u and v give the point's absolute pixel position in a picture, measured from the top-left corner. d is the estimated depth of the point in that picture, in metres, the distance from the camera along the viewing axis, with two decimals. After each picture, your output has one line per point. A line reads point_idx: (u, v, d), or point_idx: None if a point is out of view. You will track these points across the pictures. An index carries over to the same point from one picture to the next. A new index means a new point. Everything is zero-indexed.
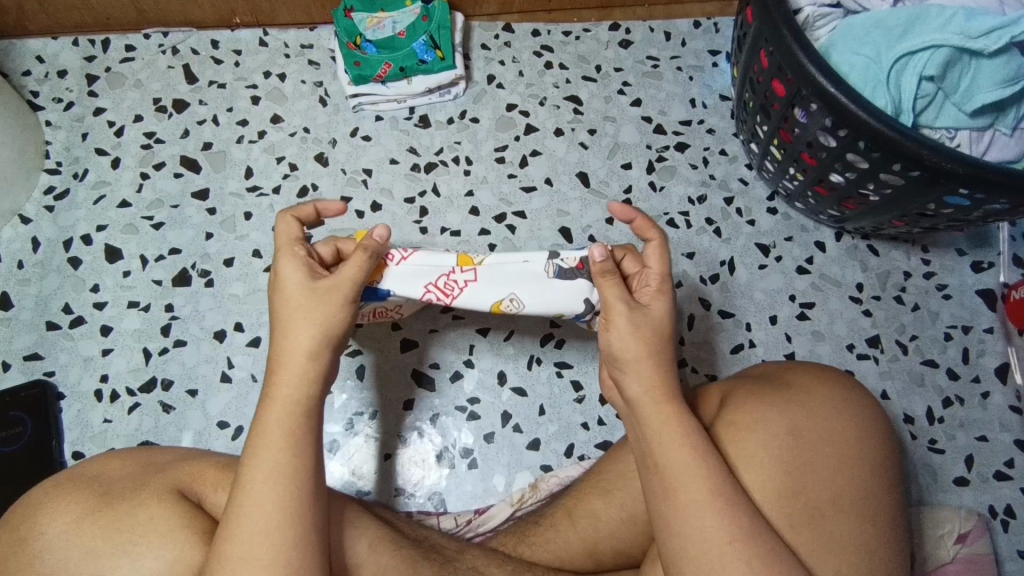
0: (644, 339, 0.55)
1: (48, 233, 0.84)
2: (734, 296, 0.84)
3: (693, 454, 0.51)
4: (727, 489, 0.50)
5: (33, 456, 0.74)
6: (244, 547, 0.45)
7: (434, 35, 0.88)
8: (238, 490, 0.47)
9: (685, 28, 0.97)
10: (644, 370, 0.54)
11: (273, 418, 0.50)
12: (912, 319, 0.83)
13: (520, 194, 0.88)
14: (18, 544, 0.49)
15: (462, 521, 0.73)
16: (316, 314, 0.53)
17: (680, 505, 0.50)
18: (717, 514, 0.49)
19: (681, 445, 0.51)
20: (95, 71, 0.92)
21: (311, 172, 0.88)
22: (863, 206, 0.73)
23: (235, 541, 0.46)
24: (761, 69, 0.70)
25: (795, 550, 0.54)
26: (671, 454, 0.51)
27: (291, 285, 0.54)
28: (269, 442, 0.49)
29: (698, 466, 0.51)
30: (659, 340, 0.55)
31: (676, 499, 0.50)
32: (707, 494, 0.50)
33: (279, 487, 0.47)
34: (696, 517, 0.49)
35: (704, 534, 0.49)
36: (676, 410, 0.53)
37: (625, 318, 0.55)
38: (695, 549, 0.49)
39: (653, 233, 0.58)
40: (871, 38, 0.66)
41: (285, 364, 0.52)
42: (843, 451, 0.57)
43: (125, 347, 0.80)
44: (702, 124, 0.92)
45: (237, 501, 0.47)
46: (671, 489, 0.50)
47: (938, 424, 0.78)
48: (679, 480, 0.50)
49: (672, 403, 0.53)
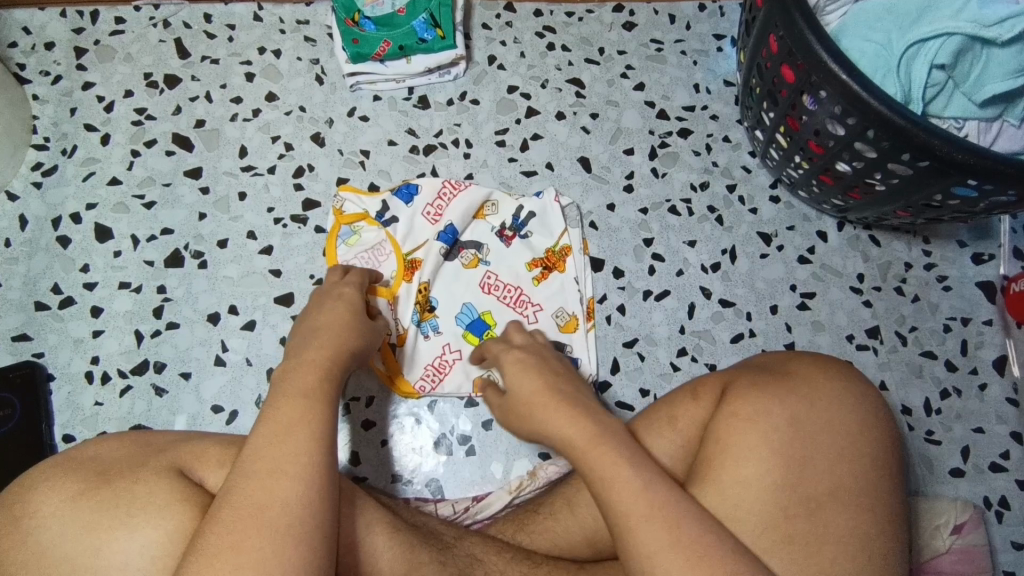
0: (534, 387, 0.59)
1: (36, 211, 0.82)
2: (735, 285, 0.83)
3: (631, 473, 0.51)
4: (665, 497, 0.49)
5: (22, 439, 0.72)
6: (239, 514, 0.44)
7: (435, 13, 0.85)
8: (252, 450, 0.47)
9: (689, 11, 0.96)
10: (542, 404, 0.57)
11: (290, 390, 0.51)
12: (913, 310, 0.82)
13: (521, 178, 0.87)
14: (11, 522, 0.48)
15: (460, 508, 0.72)
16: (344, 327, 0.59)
17: (628, 513, 0.49)
18: (665, 519, 0.48)
19: (615, 459, 0.51)
20: (84, 44, 0.89)
21: (307, 152, 0.86)
22: (867, 196, 0.72)
23: (234, 507, 0.44)
24: (771, 54, 0.69)
25: (787, 546, 0.55)
26: (605, 477, 0.51)
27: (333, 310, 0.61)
28: (289, 399, 0.50)
29: (628, 483, 0.50)
30: (551, 383, 0.59)
31: (620, 510, 0.49)
32: (640, 507, 0.49)
33: (294, 444, 0.47)
34: (643, 519, 0.48)
35: (653, 539, 0.48)
36: (604, 440, 0.53)
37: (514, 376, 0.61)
38: (655, 551, 0.47)
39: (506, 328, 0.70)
40: (882, 24, 0.65)
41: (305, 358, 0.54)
42: (844, 442, 0.57)
43: (116, 329, 0.78)
44: (706, 110, 0.91)
45: (250, 456, 0.46)
46: (614, 499, 0.50)
47: (936, 415, 0.79)
48: (620, 497, 0.50)
49: (598, 431, 0.53)
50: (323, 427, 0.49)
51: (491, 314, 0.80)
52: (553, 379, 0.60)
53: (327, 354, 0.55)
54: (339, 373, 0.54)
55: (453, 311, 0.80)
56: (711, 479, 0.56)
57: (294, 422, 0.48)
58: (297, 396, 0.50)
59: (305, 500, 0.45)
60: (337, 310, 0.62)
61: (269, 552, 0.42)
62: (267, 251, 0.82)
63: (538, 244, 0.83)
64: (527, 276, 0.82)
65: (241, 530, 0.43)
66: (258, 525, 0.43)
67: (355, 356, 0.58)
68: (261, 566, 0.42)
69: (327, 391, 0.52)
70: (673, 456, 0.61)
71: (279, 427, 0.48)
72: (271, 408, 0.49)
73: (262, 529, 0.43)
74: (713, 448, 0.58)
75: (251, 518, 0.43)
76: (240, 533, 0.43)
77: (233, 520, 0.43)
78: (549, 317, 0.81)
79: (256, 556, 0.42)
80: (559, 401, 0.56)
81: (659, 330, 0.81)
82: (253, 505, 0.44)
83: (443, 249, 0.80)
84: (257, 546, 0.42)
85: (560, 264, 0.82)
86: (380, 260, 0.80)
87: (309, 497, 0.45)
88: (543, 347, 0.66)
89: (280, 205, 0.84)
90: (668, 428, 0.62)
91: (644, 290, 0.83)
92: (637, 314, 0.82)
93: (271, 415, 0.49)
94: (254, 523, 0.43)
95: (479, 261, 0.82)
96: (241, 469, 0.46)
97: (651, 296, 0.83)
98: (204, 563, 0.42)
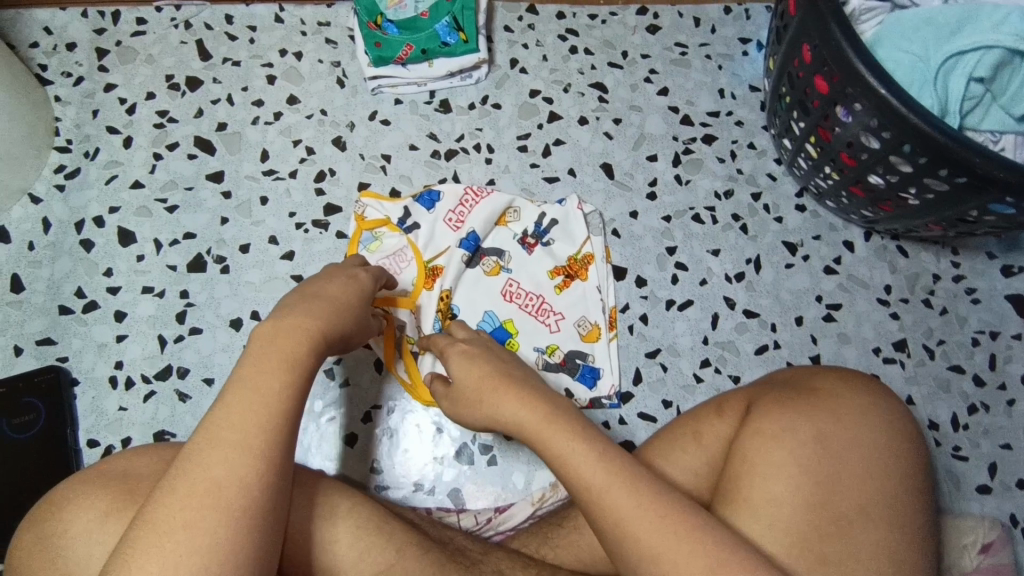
0: (481, 375, 0.61)
1: (59, 214, 0.82)
2: (760, 295, 0.82)
3: (589, 451, 0.50)
4: (632, 472, 0.49)
5: (47, 444, 0.72)
6: (198, 492, 0.42)
7: (458, 16, 0.85)
8: (219, 422, 0.45)
9: (715, 14, 0.94)
10: (497, 392, 0.59)
11: (267, 364, 0.48)
12: (940, 323, 0.81)
13: (543, 184, 0.86)
14: (44, 542, 0.49)
15: (482, 519, 0.72)
16: (347, 306, 0.59)
17: (609, 502, 0.48)
18: (627, 488, 0.48)
19: (586, 445, 0.51)
20: (105, 45, 0.89)
21: (329, 156, 0.86)
22: (899, 209, 0.70)
23: (193, 482, 0.42)
24: (803, 64, 0.67)
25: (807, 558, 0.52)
26: (560, 450, 0.51)
27: (341, 285, 0.61)
28: (272, 368, 0.48)
29: (589, 460, 0.50)
30: (499, 371, 0.61)
31: (589, 490, 0.49)
32: (609, 484, 0.48)
33: (261, 424, 0.45)
34: (621, 499, 0.48)
35: (628, 516, 0.47)
36: (556, 418, 0.54)
37: (456, 364, 0.64)
38: (637, 528, 0.46)
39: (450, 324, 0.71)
40: (920, 35, 0.64)
41: (298, 326, 0.52)
42: (874, 461, 0.54)
43: (140, 333, 0.78)
44: (731, 116, 0.90)
45: (213, 428, 0.44)
46: (584, 482, 0.49)
47: (963, 430, 0.78)
48: (594, 482, 0.49)
49: (553, 415, 0.54)
50: (296, 408, 0.47)
51: (512, 322, 0.80)
52: (508, 369, 0.62)
53: (321, 323, 0.54)
54: (323, 348, 0.53)
55: (474, 319, 0.80)
56: (740, 499, 0.54)
57: (263, 400, 0.46)
58: (280, 364, 0.48)
59: (265, 484, 0.44)
60: (347, 286, 0.61)
61: (223, 534, 0.41)
62: (289, 256, 0.81)
63: (560, 251, 0.83)
64: (549, 284, 0.81)
65: (195, 505, 0.41)
66: (214, 505, 0.42)
67: (347, 336, 0.58)
68: (213, 550, 0.40)
69: (307, 372, 0.50)
70: (697, 472, 0.60)
71: (247, 398, 0.46)
72: (251, 375, 0.47)
73: (218, 514, 0.41)
74: (737, 464, 0.55)
75: (206, 496, 0.42)
76: (195, 512, 0.41)
77: (189, 497, 0.42)
78: (571, 326, 0.80)
79: (209, 535, 0.41)
80: (506, 385, 0.59)
81: (682, 340, 0.81)
82: (213, 478, 0.42)
83: (464, 256, 0.80)
84: (213, 526, 0.41)
85: (582, 272, 0.82)
86: (396, 268, 0.80)
87: (269, 481, 0.44)
88: (487, 341, 0.68)
89: (301, 209, 0.83)
90: (692, 443, 0.60)
91: (667, 299, 0.82)
92: (660, 324, 0.81)
93: (250, 382, 0.47)
94: (208, 499, 0.42)
95: (501, 268, 0.82)
96: (204, 441, 0.44)
97: (674, 305, 0.82)
98: (151, 531, 0.40)
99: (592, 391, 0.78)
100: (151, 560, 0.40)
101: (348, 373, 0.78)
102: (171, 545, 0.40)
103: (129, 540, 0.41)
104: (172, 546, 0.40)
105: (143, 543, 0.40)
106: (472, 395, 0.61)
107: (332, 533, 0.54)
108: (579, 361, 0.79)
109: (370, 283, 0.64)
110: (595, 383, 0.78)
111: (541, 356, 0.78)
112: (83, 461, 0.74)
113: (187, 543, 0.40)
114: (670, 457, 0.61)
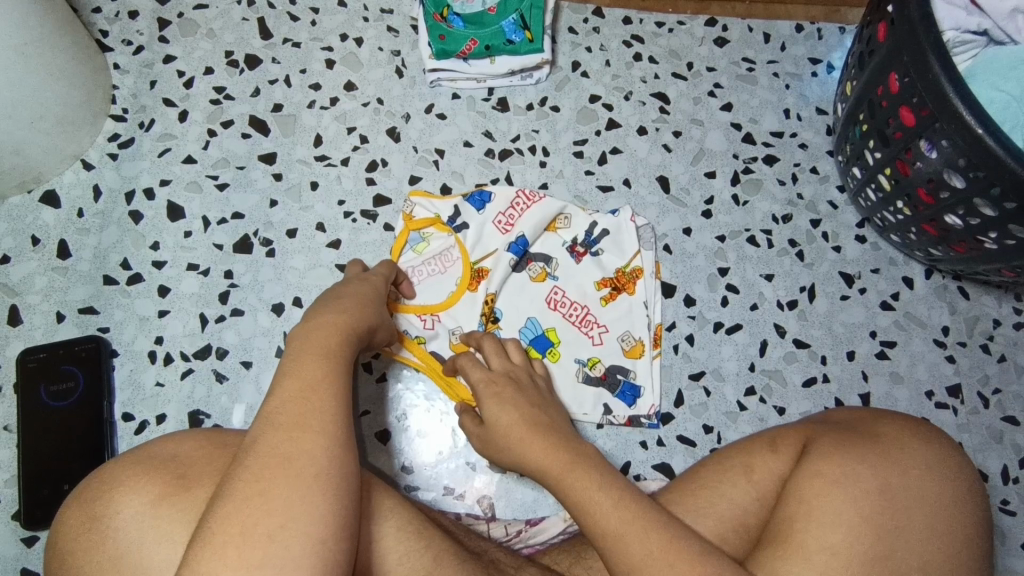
0: (516, 412, 0.60)
1: (110, 182, 0.82)
2: (812, 326, 0.80)
3: (608, 490, 0.51)
4: (655, 515, 0.50)
5: (83, 413, 0.72)
6: (269, 469, 0.42)
7: (526, 14, 0.83)
8: (277, 406, 0.45)
9: (786, 31, 0.91)
10: (523, 437, 0.58)
11: (305, 357, 0.49)
12: (998, 371, 0.78)
13: (596, 193, 0.84)
14: (93, 521, 0.48)
15: (513, 531, 0.70)
16: (364, 303, 0.60)
17: (635, 550, 0.48)
18: (654, 532, 0.48)
19: (605, 486, 0.51)
20: (167, 16, 0.88)
21: (382, 146, 0.84)
22: (974, 251, 0.68)
23: (260, 460, 0.42)
24: (889, 93, 0.65)
25: None
26: (583, 497, 0.51)
27: (355, 289, 0.62)
28: (310, 357, 0.49)
29: (613, 496, 0.50)
30: (531, 414, 0.60)
31: (615, 536, 0.49)
32: (633, 528, 0.49)
33: (320, 402, 0.46)
34: (644, 547, 0.48)
35: (652, 564, 0.47)
36: (583, 459, 0.53)
37: (490, 402, 0.62)
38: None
39: (484, 338, 0.71)
40: (1018, 74, 0.61)
41: (322, 321, 0.53)
42: (937, 516, 0.52)
43: (182, 310, 0.78)
44: (795, 137, 0.87)
45: (273, 412, 0.45)
46: (610, 525, 0.49)
47: (1013, 484, 0.75)
48: (621, 527, 0.49)
49: (581, 457, 0.54)
50: (345, 391, 0.48)
51: (555, 331, 0.78)
52: (535, 410, 0.61)
53: (345, 318, 0.55)
54: (354, 338, 0.54)
55: (517, 324, 0.78)
56: (794, 542, 0.52)
57: (315, 382, 0.47)
58: (317, 356, 0.49)
59: (330, 455, 0.44)
60: (362, 289, 0.63)
61: (298, 500, 0.41)
62: (335, 244, 0.80)
63: (609, 262, 0.81)
64: (595, 296, 0.80)
65: (266, 480, 0.42)
66: (285, 477, 0.42)
67: (374, 329, 0.59)
68: (291, 514, 0.41)
69: (346, 357, 0.51)
70: (745, 508, 0.58)
71: (300, 383, 0.47)
72: (294, 367, 0.48)
73: (290, 490, 0.41)
74: (793, 506, 0.53)
75: (278, 467, 0.42)
76: (267, 482, 0.41)
77: (259, 475, 0.42)
78: (614, 340, 0.78)
79: (282, 505, 0.41)
80: (537, 428, 0.58)
81: (728, 364, 0.79)
82: (279, 454, 0.43)
83: (512, 260, 0.79)
84: (285, 495, 0.41)
85: (629, 286, 0.80)
86: (444, 265, 0.79)
87: (335, 453, 0.44)
88: (518, 375, 0.67)
89: (351, 198, 0.82)
90: (743, 478, 0.59)
91: (716, 321, 0.80)
92: (706, 346, 0.79)
93: (292, 371, 0.47)
94: (280, 471, 0.42)
95: (547, 275, 0.80)
96: (265, 424, 0.44)
97: (721, 328, 0.80)
98: (229, 507, 0.41)
99: (631, 409, 0.76)
100: (228, 533, 0.40)
101: (388, 369, 0.77)
102: (243, 518, 0.40)
103: (206, 519, 0.41)
104: (246, 516, 0.40)
105: (221, 518, 0.40)
106: (502, 437, 0.59)
107: (375, 532, 0.52)
108: (620, 377, 0.77)
109: (382, 286, 0.66)
110: (635, 401, 0.76)
111: (582, 368, 0.76)
112: (117, 434, 0.73)
113: (263, 515, 0.40)
114: (718, 489, 0.59)
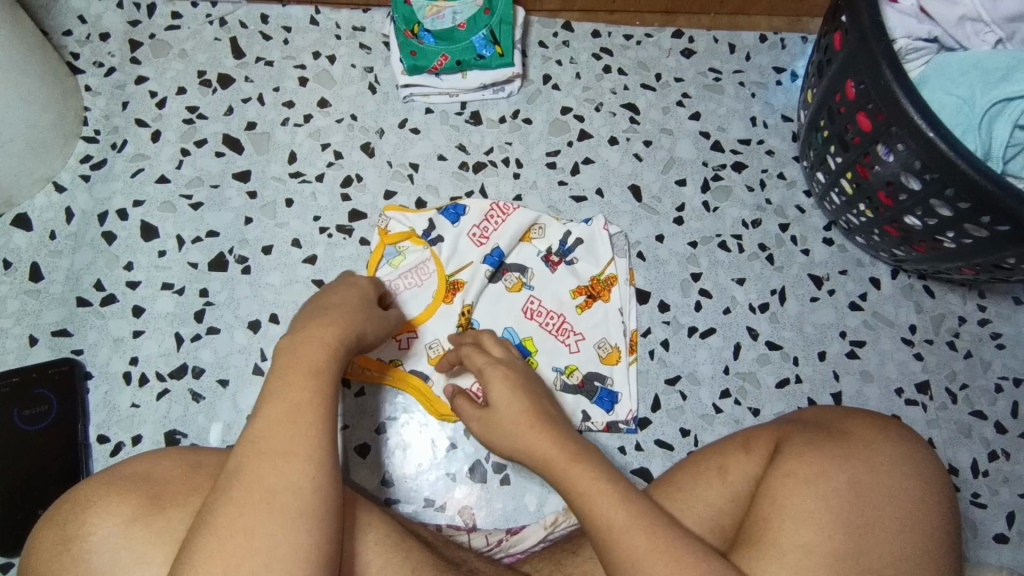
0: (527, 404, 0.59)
1: (82, 204, 0.81)
2: (783, 328, 0.81)
3: (605, 498, 0.51)
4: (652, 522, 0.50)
5: (57, 437, 0.72)
6: (250, 500, 0.42)
7: (495, 30, 0.84)
8: (257, 431, 0.45)
9: (750, 41, 0.94)
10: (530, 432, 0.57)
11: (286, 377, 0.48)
12: (964, 367, 0.80)
13: (570, 202, 0.85)
14: (65, 544, 0.48)
15: (493, 540, 0.70)
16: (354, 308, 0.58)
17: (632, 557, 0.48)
18: (646, 543, 0.48)
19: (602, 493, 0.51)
20: (139, 37, 0.89)
21: (356, 161, 0.85)
22: (934, 250, 0.70)
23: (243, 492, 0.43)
24: (846, 100, 0.67)
25: None
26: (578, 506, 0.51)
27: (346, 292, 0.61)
28: (296, 382, 0.47)
29: (609, 503, 0.50)
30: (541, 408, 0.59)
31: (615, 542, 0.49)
32: (631, 535, 0.49)
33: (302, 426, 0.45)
34: (640, 555, 0.48)
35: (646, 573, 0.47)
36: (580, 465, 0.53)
37: (503, 388, 0.60)
38: None
39: (488, 333, 0.69)
40: (967, 79, 0.63)
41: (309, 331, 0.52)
42: (906, 514, 0.53)
43: (157, 330, 0.77)
44: (762, 144, 0.89)
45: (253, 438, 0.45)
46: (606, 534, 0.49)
47: (983, 477, 0.76)
48: (617, 536, 0.49)
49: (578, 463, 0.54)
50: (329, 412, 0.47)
51: (532, 340, 0.79)
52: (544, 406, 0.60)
53: (334, 328, 0.54)
54: (345, 351, 0.53)
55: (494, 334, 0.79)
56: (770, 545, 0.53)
57: (298, 407, 0.46)
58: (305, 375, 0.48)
59: (313, 484, 0.44)
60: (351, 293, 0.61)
61: (278, 533, 0.42)
62: (311, 260, 0.81)
63: (584, 271, 0.82)
64: (571, 304, 0.81)
65: (249, 514, 0.42)
66: (267, 510, 0.42)
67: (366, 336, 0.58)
68: (273, 551, 0.41)
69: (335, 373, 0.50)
70: (720, 509, 0.59)
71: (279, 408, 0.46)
72: (275, 386, 0.47)
73: (269, 521, 0.42)
74: (766, 508, 0.54)
75: (261, 500, 0.42)
76: (250, 516, 0.42)
77: (241, 509, 0.42)
78: (591, 347, 0.79)
79: (266, 542, 0.41)
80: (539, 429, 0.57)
81: (702, 368, 0.80)
82: (261, 486, 0.43)
83: (488, 271, 0.79)
84: (267, 531, 0.41)
85: (604, 293, 0.81)
86: (419, 278, 0.79)
87: (317, 480, 0.44)
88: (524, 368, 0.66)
89: (326, 214, 0.83)
90: (717, 480, 0.60)
91: (690, 326, 0.81)
92: (682, 350, 0.80)
93: (273, 393, 0.47)
94: (261, 505, 0.42)
95: (523, 285, 0.81)
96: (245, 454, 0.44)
97: (696, 332, 0.81)
98: (213, 542, 0.41)
99: (609, 415, 0.77)
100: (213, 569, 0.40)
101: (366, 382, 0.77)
102: (227, 555, 0.41)
103: (189, 553, 0.41)
104: (231, 555, 0.41)
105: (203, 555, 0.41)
106: (510, 427, 0.58)
107: (362, 546, 0.53)
108: (598, 383, 0.78)
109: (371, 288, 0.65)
110: (613, 407, 0.77)
111: (559, 375, 0.77)
112: (92, 457, 0.73)
113: (251, 550, 0.41)
114: (694, 491, 0.60)
